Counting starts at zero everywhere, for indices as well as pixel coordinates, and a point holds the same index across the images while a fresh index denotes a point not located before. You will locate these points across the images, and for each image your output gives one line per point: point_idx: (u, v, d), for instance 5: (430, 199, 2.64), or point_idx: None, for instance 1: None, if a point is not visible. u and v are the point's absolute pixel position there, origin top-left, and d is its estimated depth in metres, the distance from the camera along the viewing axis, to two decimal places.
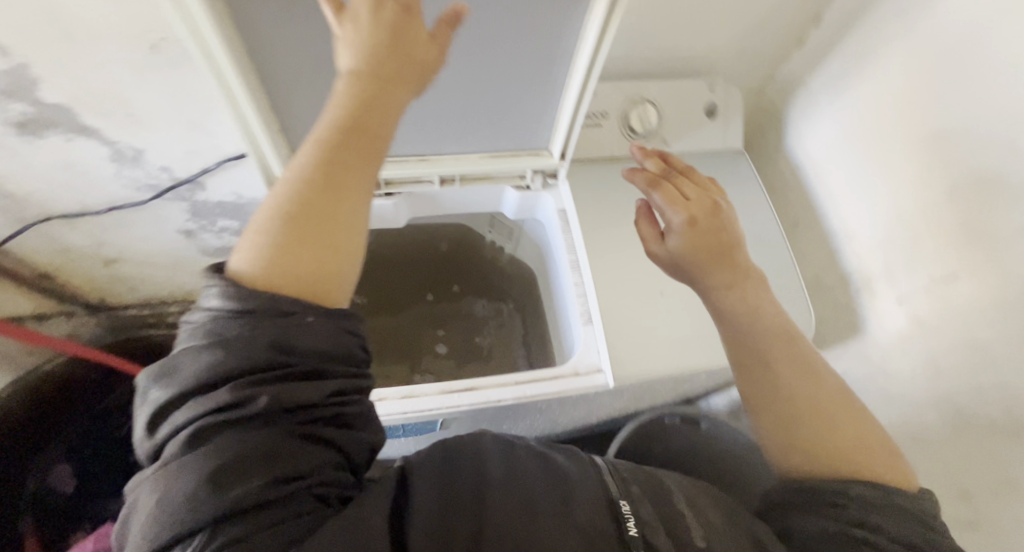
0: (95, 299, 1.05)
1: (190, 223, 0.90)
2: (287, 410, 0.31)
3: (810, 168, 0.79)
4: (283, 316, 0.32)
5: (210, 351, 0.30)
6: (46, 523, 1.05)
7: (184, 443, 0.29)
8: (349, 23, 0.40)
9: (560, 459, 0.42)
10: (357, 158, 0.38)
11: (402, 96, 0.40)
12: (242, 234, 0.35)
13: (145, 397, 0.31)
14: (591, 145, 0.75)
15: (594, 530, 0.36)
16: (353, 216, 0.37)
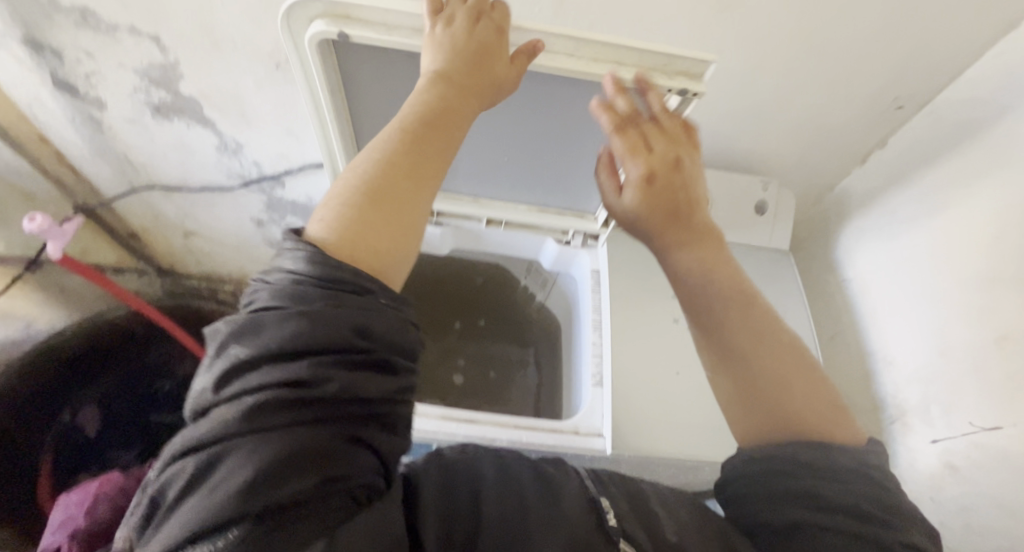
0: (165, 264, 1.15)
1: (263, 214, 0.99)
2: (352, 398, 0.30)
3: (855, 286, 0.80)
4: (359, 300, 0.32)
5: (294, 321, 0.30)
6: (63, 458, 1.12)
7: (246, 408, 0.28)
8: (439, 35, 0.45)
9: (561, 479, 0.44)
10: (434, 148, 0.40)
11: (471, 104, 0.44)
12: (316, 207, 0.36)
13: (223, 353, 0.30)
14: None
15: (573, 528, 0.39)
16: (427, 200, 0.39)
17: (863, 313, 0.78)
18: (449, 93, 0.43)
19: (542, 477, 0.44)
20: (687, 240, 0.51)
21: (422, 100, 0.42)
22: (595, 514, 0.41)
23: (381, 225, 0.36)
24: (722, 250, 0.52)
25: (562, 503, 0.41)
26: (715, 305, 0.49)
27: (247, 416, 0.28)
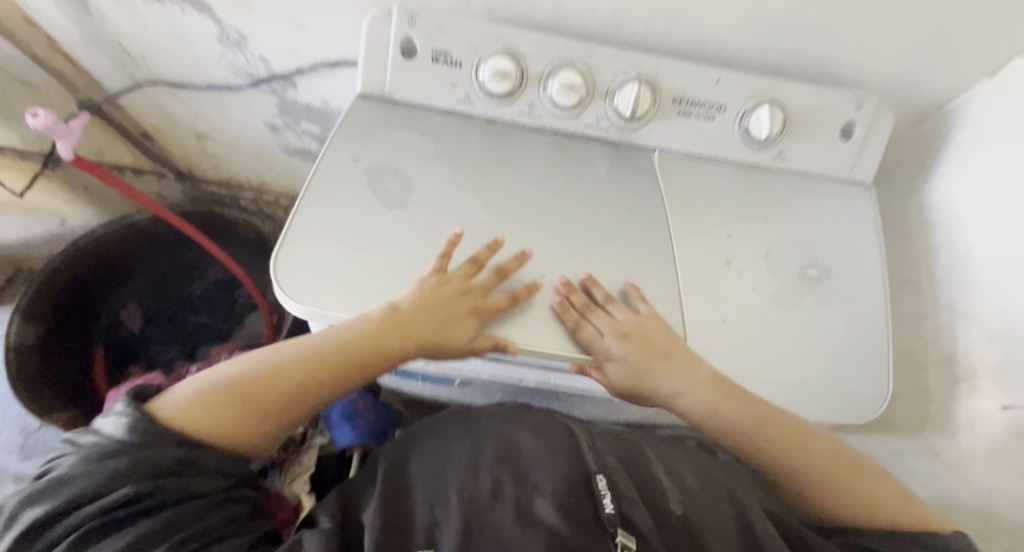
0: (183, 168, 1.10)
1: (277, 119, 0.91)
2: (178, 492, 0.45)
3: (941, 224, 0.66)
4: (160, 441, 0.45)
5: (100, 468, 0.43)
6: (112, 350, 1.22)
7: (96, 532, 0.41)
8: (410, 284, 0.53)
9: (530, 448, 0.52)
10: (286, 404, 0.52)
11: (378, 355, 0.54)
12: (186, 384, 0.50)
13: (22, 518, 0.42)
14: (698, 138, 0.64)
15: (569, 495, 0.47)
16: (273, 422, 0.51)
17: (947, 261, 0.65)
18: (398, 337, 0.53)
19: (510, 452, 0.52)
20: (733, 403, 0.57)
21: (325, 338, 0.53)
22: (590, 492, 0.47)
23: (245, 419, 0.50)
24: (722, 380, 0.57)
25: (524, 477, 0.49)
26: (726, 409, 0.57)
27: (91, 532, 0.41)
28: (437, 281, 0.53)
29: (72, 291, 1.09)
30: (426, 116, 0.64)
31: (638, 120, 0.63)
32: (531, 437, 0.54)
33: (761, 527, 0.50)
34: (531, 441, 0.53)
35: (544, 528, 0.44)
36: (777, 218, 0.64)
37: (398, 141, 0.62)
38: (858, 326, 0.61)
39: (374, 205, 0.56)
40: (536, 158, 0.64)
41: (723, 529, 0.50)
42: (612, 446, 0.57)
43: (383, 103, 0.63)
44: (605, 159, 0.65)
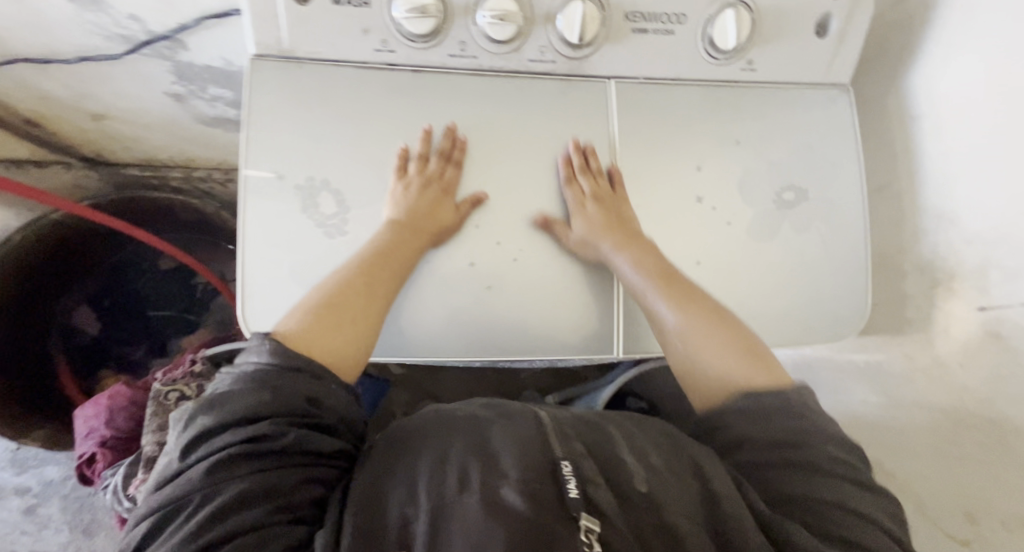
0: (91, 152, 0.98)
1: (177, 85, 0.78)
2: (302, 452, 0.38)
3: (923, 118, 0.61)
4: (296, 376, 0.40)
5: (254, 392, 0.38)
6: (76, 357, 1.14)
7: (207, 469, 0.35)
8: (402, 186, 0.54)
9: (501, 440, 0.42)
10: (364, 301, 0.49)
11: (420, 243, 0.53)
12: (289, 311, 0.47)
13: (193, 424, 0.38)
14: (658, 57, 0.56)
15: (535, 492, 0.37)
16: (365, 333, 0.48)
17: (928, 159, 0.61)
18: (411, 234, 0.52)
19: (477, 438, 0.42)
20: (677, 294, 0.53)
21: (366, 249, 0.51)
22: (555, 478, 0.38)
23: (341, 326, 0.46)
24: (674, 277, 0.54)
25: (492, 465, 0.39)
26: (663, 284, 0.53)
27: (220, 463, 0.35)
28: (420, 185, 0.54)
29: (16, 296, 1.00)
30: (341, 71, 0.53)
31: (587, 46, 0.55)
32: (501, 431, 0.43)
33: (727, 506, 0.39)
34: (501, 433, 0.43)
35: (503, 515, 0.35)
36: (748, 140, 0.58)
37: (311, 109, 0.53)
38: (838, 244, 0.58)
39: (314, 233, 0.51)
40: (477, 111, 0.56)
41: (689, 504, 0.40)
42: (575, 422, 0.46)
43: (284, 63, 0.52)
44: (557, 103, 0.57)
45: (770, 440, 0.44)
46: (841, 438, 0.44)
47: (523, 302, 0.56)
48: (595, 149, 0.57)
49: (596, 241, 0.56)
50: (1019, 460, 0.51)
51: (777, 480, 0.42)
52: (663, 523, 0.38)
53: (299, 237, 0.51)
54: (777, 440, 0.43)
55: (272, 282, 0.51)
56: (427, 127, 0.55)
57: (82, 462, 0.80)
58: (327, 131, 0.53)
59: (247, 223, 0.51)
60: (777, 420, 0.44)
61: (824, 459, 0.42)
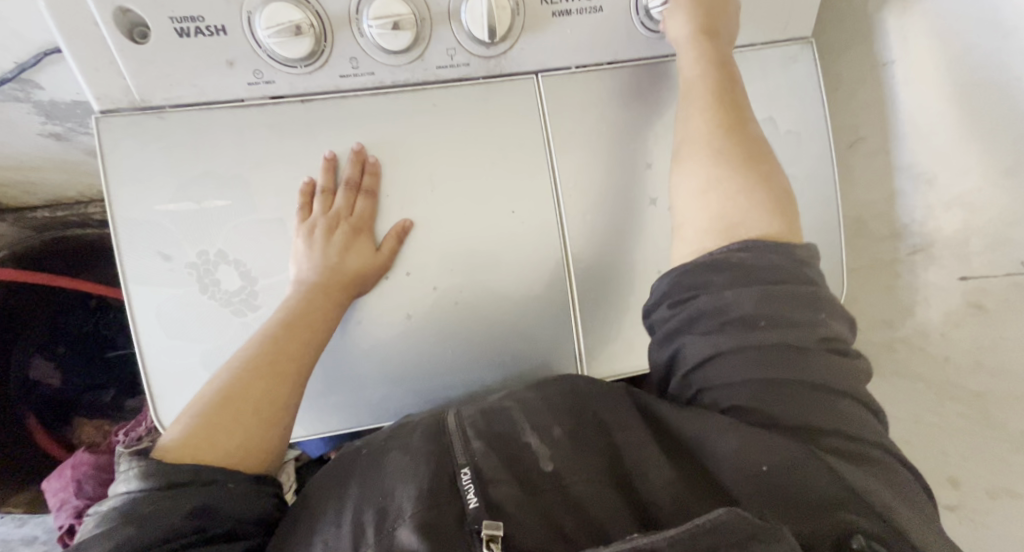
0: None
1: (51, 125, 0.67)
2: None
3: (896, 64, 0.54)
4: (171, 489, 0.34)
5: (118, 530, 0.31)
6: (43, 410, 1.04)
7: None
8: (305, 236, 0.46)
9: (397, 464, 0.38)
10: (273, 383, 0.41)
11: (332, 305, 0.45)
12: (178, 416, 0.39)
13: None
14: (592, 41, 0.47)
15: (432, 521, 0.34)
16: (277, 419, 0.41)
17: (903, 111, 0.54)
18: (329, 292, 0.45)
19: (377, 469, 0.39)
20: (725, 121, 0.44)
21: (274, 316, 0.44)
22: (456, 494, 0.36)
23: (245, 417, 0.39)
24: (730, 87, 0.45)
25: (387, 503, 0.36)
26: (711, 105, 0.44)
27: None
28: (326, 228, 0.46)
29: None
30: (212, 117, 0.44)
31: (502, 41, 0.46)
32: (401, 451, 0.39)
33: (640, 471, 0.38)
34: (402, 452, 0.39)
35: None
36: None
37: (183, 169, 0.44)
38: (807, 224, 0.53)
39: (219, 314, 0.45)
40: (387, 135, 0.48)
41: (597, 475, 0.37)
42: (477, 410, 0.42)
43: (140, 117, 0.43)
44: (479, 114, 0.49)
45: (766, 322, 0.36)
46: (833, 304, 0.39)
47: (472, 345, 0.50)
48: (525, 158, 0.49)
49: (541, 267, 0.50)
50: (1003, 433, 0.49)
51: (733, 368, 0.37)
52: (571, 502, 0.36)
53: (196, 311, 0.44)
54: (764, 311, 0.36)
55: (180, 372, 0.45)
56: (330, 154, 0.47)
57: (63, 533, 0.78)
58: (206, 196, 0.44)
59: (139, 318, 0.44)
60: (781, 284, 0.37)
61: (799, 314, 0.37)
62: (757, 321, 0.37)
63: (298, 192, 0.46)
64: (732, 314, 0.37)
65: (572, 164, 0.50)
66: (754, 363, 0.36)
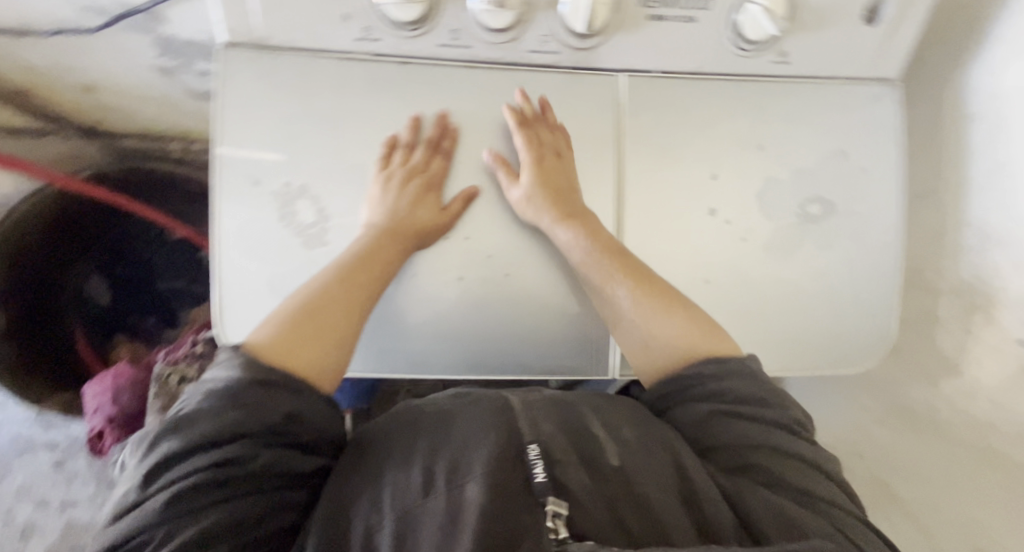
0: (88, 123, 0.95)
1: (164, 60, 0.74)
2: (276, 478, 0.35)
3: (980, 122, 0.53)
4: (269, 389, 0.36)
5: (225, 410, 0.34)
6: (92, 325, 1.18)
7: (171, 498, 0.31)
8: (381, 184, 0.49)
9: (466, 430, 0.40)
10: (346, 306, 0.45)
11: (401, 247, 0.48)
12: (260, 322, 0.42)
13: (155, 449, 0.33)
14: (678, 50, 0.49)
15: (500, 483, 0.35)
16: (346, 337, 0.44)
17: (982, 169, 0.53)
18: (398, 237, 0.48)
19: (444, 433, 0.40)
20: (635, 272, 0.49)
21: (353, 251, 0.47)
22: (522, 465, 0.37)
23: (318, 337, 0.42)
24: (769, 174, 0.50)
25: (455, 463, 0.37)
26: (612, 258, 0.49)
27: (178, 497, 0.31)
28: (400, 180, 0.49)
29: (18, 273, 1.03)
30: (321, 65, 0.47)
31: (594, 36, 0.48)
32: (465, 421, 0.41)
33: (700, 484, 0.38)
34: (466, 423, 0.41)
35: (470, 511, 0.33)
36: (774, 142, 0.51)
37: (281, 105, 0.47)
38: (865, 263, 0.53)
39: (292, 244, 0.47)
40: (469, 109, 0.51)
41: (661, 476, 0.38)
42: (546, 402, 0.44)
43: (261, 55, 0.46)
44: (557, 101, 0.51)
45: (768, 405, 0.42)
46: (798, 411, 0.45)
47: (513, 320, 0.52)
48: (595, 151, 0.51)
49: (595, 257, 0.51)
50: None
51: (744, 432, 0.41)
52: (635, 497, 0.37)
53: (276, 240, 0.47)
54: (760, 397, 0.43)
55: (249, 295, 0.47)
56: (416, 115, 0.49)
57: (90, 435, 0.82)
58: (301, 132, 0.47)
59: (222, 238, 0.46)
60: (772, 384, 0.44)
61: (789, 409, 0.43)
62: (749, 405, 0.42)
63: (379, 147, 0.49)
64: (727, 391, 0.43)
65: (642, 168, 0.51)
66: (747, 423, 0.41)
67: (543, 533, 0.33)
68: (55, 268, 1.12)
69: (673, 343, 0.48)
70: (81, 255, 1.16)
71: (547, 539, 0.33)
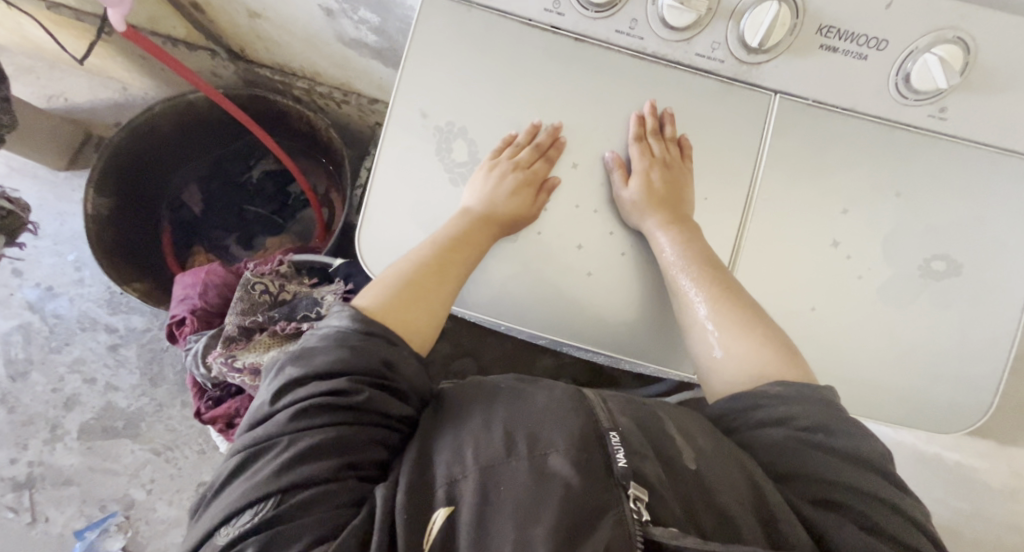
0: (236, 47, 1.03)
1: (332, 2, 0.79)
2: (374, 411, 0.43)
3: None
4: (370, 340, 0.45)
5: (336, 352, 0.44)
6: (177, 228, 1.24)
7: (293, 414, 0.41)
8: (489, 175, 0.52)
9: (543, 408, 0.42)
10: (434, 284, 0.49)
11: (494, 237, 0.52)
12: (364, 287, 0.50)
13: (284, 373, 0.44)
14: (841, 85, 0.51)
15: (583, 465, 0.37)
16: (428, 312, 0.49)
17: None
18: (490, 224, 0.51)
19: (521, 404, 0.43)
20: (722, 288, 0.50)
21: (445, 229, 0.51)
22: (603, 447, 0.39)
23: (410, 302, 0.48)
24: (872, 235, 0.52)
25: (537, 434, 0.40)
26: (700, 273, 0.50)
27: (300, 412, 0.41)
28: (504, 175, 0.52)
29: (135, 163, 1.11)
30: (504, 24, 0.51)
31: (764, 52, 0.50)
32: (542, 396, 0.44)
33: (777, 504, 0.38)
34: (547, 398, 0.43)
35: (555, 483, 0.36)
36: (914, 191, 0.52)
37: (464, 52, 0.51)
38: (979, 331, 0.53)
39: (440, 178, 0.52)
40: (626, 96, 0.53)
41: (737, 488, 0.39)
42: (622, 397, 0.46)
43: (454, 6, 0.51)
44: (710, 105, 0.53)
45: (849, 442, 0.42)
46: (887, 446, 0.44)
47: (619, 301, 0.53)
48: (737, 163, 0.52)
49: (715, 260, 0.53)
50: None
51: (824, 465, 0.41)
52: (711, 502, 0.38)
53: (427, 177, 0.51)
54: (838, 431, 0.42)
55: (390, 219, 0.51)
56: (538, 122, 0.52)
57: (173, 321, 0.87)
58: (473, 82, 0.51)
59: (381, 164, 0.50)
60: (854, 423, 0.44)
61: (876, 451, 0.42)
62: (824, 440, 0.42)
63: (495, 144, 0.53)
64: (795, 419, 0.43)
65: (777, 185, 0.52)
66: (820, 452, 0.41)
67: (626, 511, 0.36)
68: (165, 166, 1.19)
69: (747, 364, 0.48)
70: (188, 162, 1.24)
71: (631, 521, 0.35)
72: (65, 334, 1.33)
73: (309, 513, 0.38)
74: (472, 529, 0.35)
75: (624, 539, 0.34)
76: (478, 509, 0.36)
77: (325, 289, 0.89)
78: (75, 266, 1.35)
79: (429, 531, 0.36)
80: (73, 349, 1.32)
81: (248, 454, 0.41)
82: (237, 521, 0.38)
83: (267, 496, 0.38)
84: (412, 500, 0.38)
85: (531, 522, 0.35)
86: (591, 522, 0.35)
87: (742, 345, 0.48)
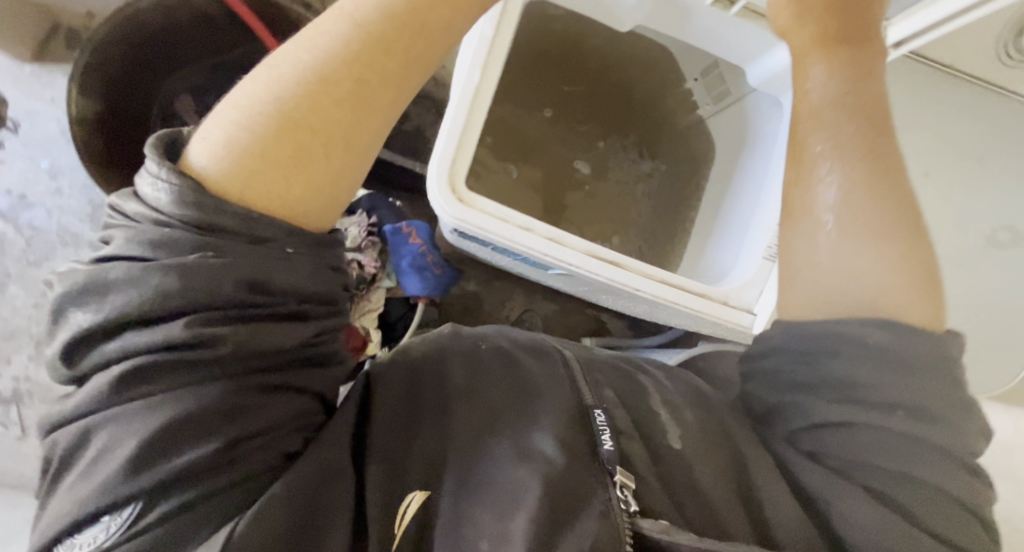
0: None
1: None
2: (251, 360, 0.35)
3: None
4: (259, 248, 0.35)
5: (153, 278, 0.32)
6: None
7: (115, 381, 0.32)
8: None
9: (539, 382, 0.49)
10: (326, 119, 0.38)
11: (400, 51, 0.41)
12: (202, 133, 0.37)
13: (71, 322, 0.33)
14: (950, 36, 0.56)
15: (569, 442, 0.45)
16: (326, 162, 0.39)
17: None
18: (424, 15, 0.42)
19: (515, 377, 0.49)
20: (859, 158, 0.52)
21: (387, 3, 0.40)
22: (589, 431, 0.46)
23: (275, 170, 0.36)
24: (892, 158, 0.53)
25: (524, 414, 0.46)
26: (843, 140, 0.53)
27: (123, 378, 0.32)
28: None
29: (114, 63, 0.97)
30: None
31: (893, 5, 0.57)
32: (537, 368, 0.51)
33: (759, 480, 0.47)
34: (539, 372, 0.50)
35: (538, 460, 0.43)
36: None
37: None
38: None
39: None
40: None
41: (717, 468, 0.48)
42: (607, 368, 0.55)
43: None
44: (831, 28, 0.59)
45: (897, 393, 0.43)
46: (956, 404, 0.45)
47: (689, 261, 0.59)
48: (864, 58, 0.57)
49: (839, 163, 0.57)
50: None
51: (861, 444, 0.44)
52: (693, 485, 0.46)
53: None
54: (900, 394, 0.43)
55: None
56: None
57: None
58: None
59: None
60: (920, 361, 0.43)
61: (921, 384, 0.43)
62: (853, 424, 0.44)
63: None
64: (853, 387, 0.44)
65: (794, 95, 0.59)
66: (873, 447, 0.43)
67: (612, 499, 0.43)
68: (148, 73, 1.05)
69: (890, 270, 0.47)
70: (170, 70, 1.08)
71: (618, 510, 0.42)
72: (44, 248, 1.24)
73: (196, 507, 0.32)
74: (450, 506, 0.43)
75: (610, 528, 0.41)
76: (459, 498, 0.43)
77: (349, 221, 0.88)
78: (49, 175, 1.24)
79: (405, 510, 0.42)
80: (54, 264, 1.24)
81: (64, 453, 0.33)
82: (86, 535, 0.31)
83: (127, 500, 0.31)
84: (388, 479, 0.43)
85: (509, 508, 0.41)
86: (576, 512, 0.42)
87: (870, 241, 0.48)
